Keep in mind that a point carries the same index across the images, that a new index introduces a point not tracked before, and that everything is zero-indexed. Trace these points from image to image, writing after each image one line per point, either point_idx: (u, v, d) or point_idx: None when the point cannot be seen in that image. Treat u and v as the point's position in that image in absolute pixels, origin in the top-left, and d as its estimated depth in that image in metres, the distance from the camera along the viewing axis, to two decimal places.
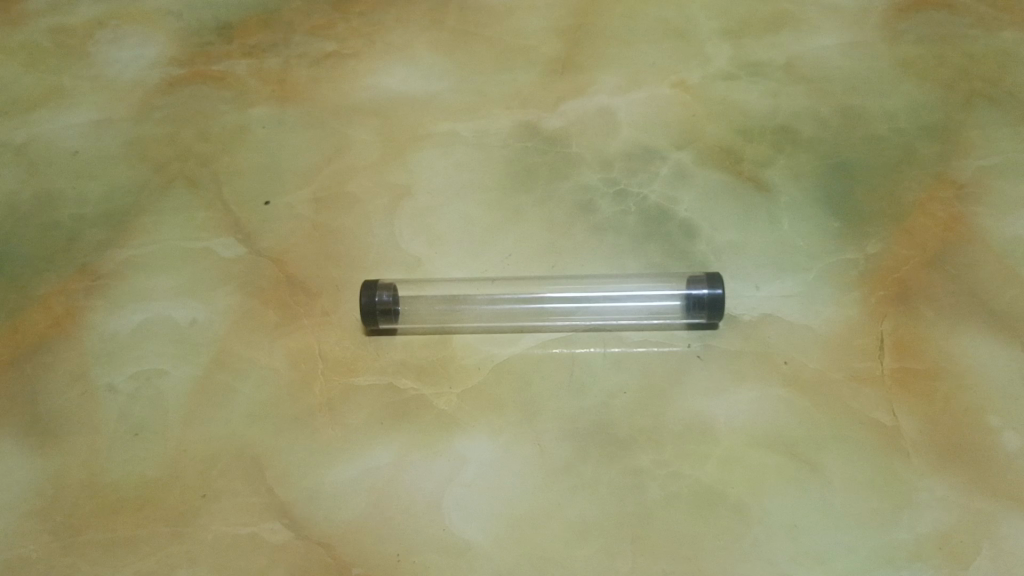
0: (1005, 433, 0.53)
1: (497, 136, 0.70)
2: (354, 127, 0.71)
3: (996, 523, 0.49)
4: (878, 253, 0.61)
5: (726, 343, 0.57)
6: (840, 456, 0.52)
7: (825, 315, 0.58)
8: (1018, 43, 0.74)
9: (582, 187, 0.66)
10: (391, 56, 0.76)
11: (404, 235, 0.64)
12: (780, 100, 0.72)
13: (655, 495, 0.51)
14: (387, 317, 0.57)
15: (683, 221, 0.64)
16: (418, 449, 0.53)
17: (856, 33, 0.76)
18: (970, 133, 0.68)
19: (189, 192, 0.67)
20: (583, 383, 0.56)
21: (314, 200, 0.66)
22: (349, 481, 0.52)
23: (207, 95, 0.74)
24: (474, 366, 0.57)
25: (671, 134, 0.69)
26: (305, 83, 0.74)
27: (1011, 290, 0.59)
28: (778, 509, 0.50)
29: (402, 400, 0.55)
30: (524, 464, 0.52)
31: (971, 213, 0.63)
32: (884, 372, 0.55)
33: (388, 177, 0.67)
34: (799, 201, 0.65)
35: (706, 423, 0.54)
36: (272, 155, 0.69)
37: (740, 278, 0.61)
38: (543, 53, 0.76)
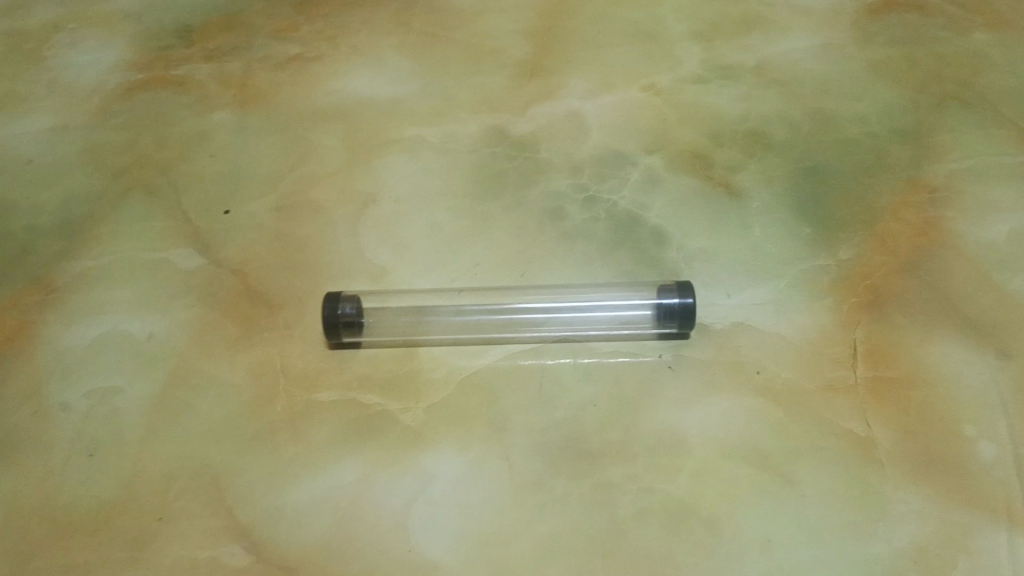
0: (979, 442, 0.52)
1: (466, 141, 0.68)
2: (318, 133, 0.69)
3: (971, 535, 0.48)
4: (850, 259, 0.60)
5: (698, 353, 0.56)
6: (814, 467, 0.51)
7: (797, 323, 0.57)
8: (989, 45, 0.74)
9: (552, 194, 0.65)
10: (357, 59, 0.74)
11: (369, 245, 0.62)
12: (751, 103, 0.71)
13: (626, 510, 0.50)
14: (350, 330, 0.56)
15: (654, 227, 0.63)
16: (383, 466, 0.52)
17: (827, 36, 0.75)
18: (942, 136, 0.68)
19: (148, 201, 0.65)
20: (553, 396, 0.54)
21: (277, 208, 0.64)
22: (313, 501, 0.50)
23: (167, 100, 0.72)
24: (441, 379, 0.55)
25: (642, 138, 0.68)
26: (268, 87, 0.72)
27: (984, 296, 0.58)
28: (752, 523, 0.49)
29: (367, 416, 0.54)
30: (492, 480, 0.51)
31: (944, 218, 0.62)
32: (857, 381, 0.54)
33: (353, 184, 0.66)
34: (771, 206, 0.64)
35: (678, 436, 0.52)
36: (233, 162, 0.67)
37: (712, 285, 0.60)
38: (512, 56, 0.74)
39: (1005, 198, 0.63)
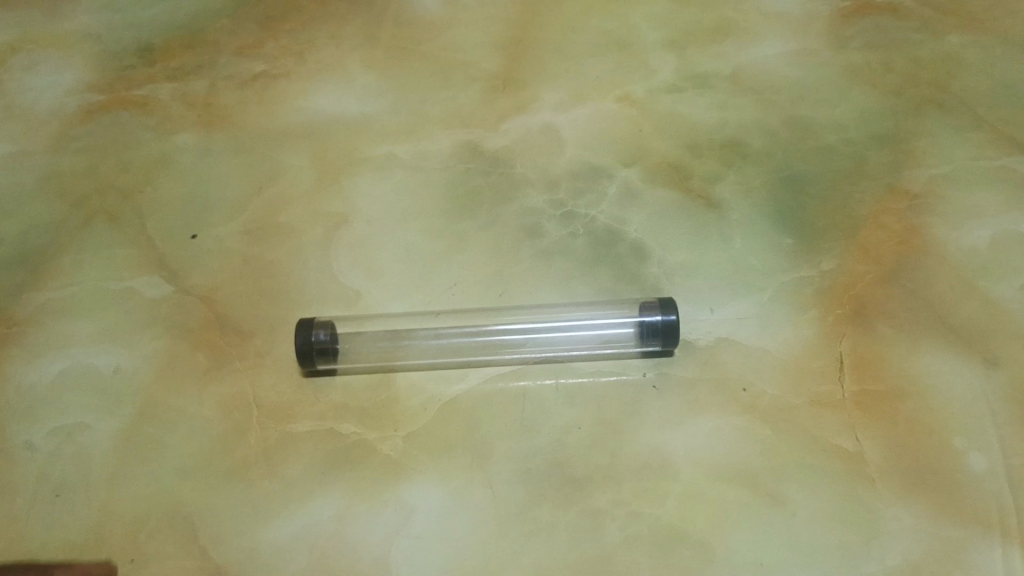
0: (969, 454, 0.51)
1: (439, 157, 0.67)
2: (286, 153, 0.67)
3: (966, 550, 0.47)
4: (833, 269, 0.59)
5: (682, 371, 0.55)
6: (803, 486, 0.50)
7: (782, 337, 0.56)
8: (964, 47, 0.73)
9: (528, 210, 0.63)
10: (325, 75, 0.73)
11: (342, 268, 0.60)
12: (727, 112, 0.70)
13: (614, 537, 0.48)
14: (325, 357, 0.54)
15: (633, 242, 0.61)
16: (362, 500, 0.50)
17: (801, 41, 0.75)
18: (920, 141, 0.67)
19: (112, 229, 0.63)
20: (535, 420, 0.53)
21: (245, 233, 0.62)
22: (290, 538, 0.49)
23: (129, 124, 0.70)
24: (420, 406, 0.54)
25: (618, 151, 0.67)
26: (234, 107, 0.71)
27: (969, 304, 0.57)
28: (743, 546, 0.48)
29: (344, 447, 0.52)
30: (475, 511, 0.49)
31: (925, 225, 0.62)
32: (845, 395, 0.53)
33: (324, 205, 0.64)
34: (751, 217, 0.63)
35: (665, 458, 0.51)
36: (199, 186, 0.65)
37: (694, 300, 0.58)
38: (483, 69, 0.73)
39: (985, 202, 0.63)
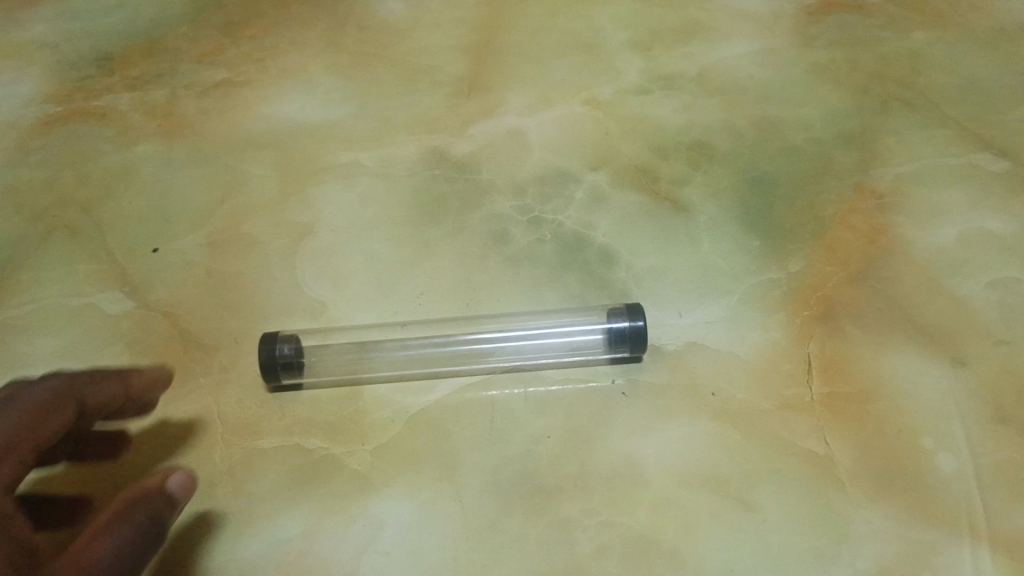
0: (939, 455, 0.51)
1: (404, 164, 0.66)
2: (250, 163, 0.66)
3: (937, 551, 0.47)
4: (801, 270, 0.59)
5: (651, 377, 0.55)
6: (773, 491, 0.50)
7: (750, 341, 0.56)
8: (929, 44, 0.74)
9: (495, 216, 0.63)
10: (288, 82, 0.72)
11: (307, 279, 0.60)
12: (694, 113, 0.69)
13: (585, 547, 0.48)
14: (289, 371, 0.54)
15: (600, 247, 0.61)
16: (329, 516, 0.49)
17: (766, 41, 0.75)
18: (886, 139, 0.67)
19: (71, 243, 0.62)
20: (504, 431, 0.52)
21: (208, 245, 0.62)
22: (255, 557, 0.48)
23: (89, 135, 0.69)
24: (387, 419, 0.53)
25: (585, 155, 0.67)
26: (196, 116, 0.70)
27: (937, 303, 0.57)
28: (715, 552, 0.47)
29: (311, 462, 0.51)
30: (444, 524, 0.49)
31: (892, 224, 0.61)
32: (814, 398, 0.53)
33: (288, 216, 0.63)
34: (719, 219, 0.63)
35: (634, 466, 0.51)
36: (161, 199, 0.65)
37: (663, 305, 0.58)
38: (448, 73, 0.72)
39: (951, 200, 0.63)
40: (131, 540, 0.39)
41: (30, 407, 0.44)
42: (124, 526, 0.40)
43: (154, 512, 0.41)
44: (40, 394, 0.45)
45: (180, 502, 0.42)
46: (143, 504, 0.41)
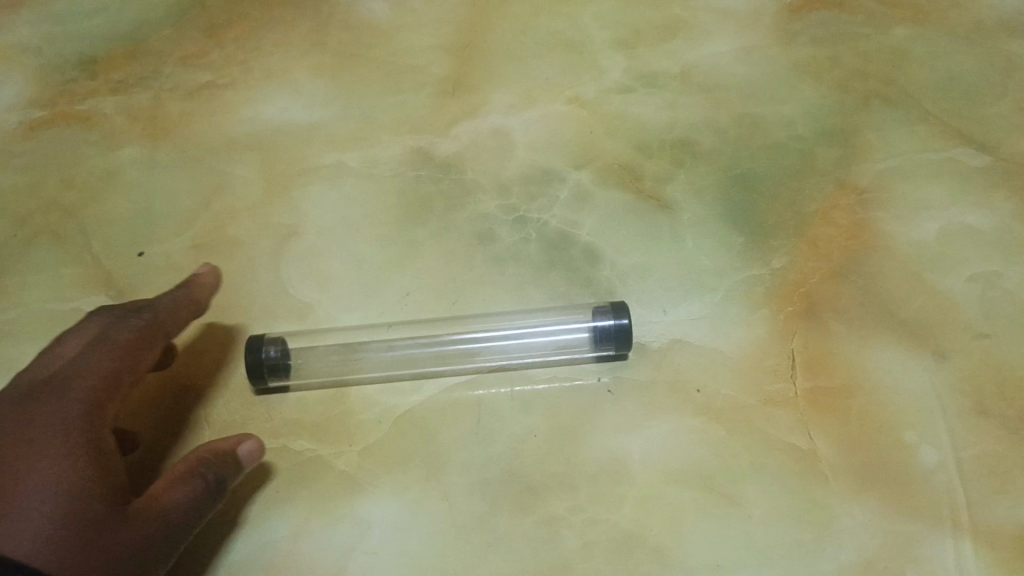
0: (921, 448, 0.51)
1: (389, 165, 0.66)
2: (234, 165, 0.66)
3: (918, 545, 0.48)
4: (784, 266, 0.60)
5: (636, 374, 0.55)
6: (757, 486, 0.50)
7: (734, 337, 0.56)
8: (910, 39, 0.74)
9: (480, 216, 0.63)
10: (272, 84, 0.72)
11: (293, 281, 0.60)
12: (677, 111, 0.70)
13: (571, 545, 0.48)
14: (276, 374, 0.54)
15: (585, 246, 0.61)
16: (317, 516, 0.50)
17: (749, 37, 0.75)
18: (868, 135, 0.67)
19: (57, 248, 0.62)
20: (491, 430, 0.53)
21: (193, 248, 0.62)
22: (245, 557, 0.48)
23: (72, 138, 0.69)
24: (374, 420, 0.53)
25: (570, 154, 0.67)
26: (179, 119, 0.70)
27: (919, 297, 0.58)
28: (699, 548, 0.48)
29: (299, 464, 0.52)
30: (431, 523, 0.49)
31: (874, 220, 0.62)
32: (797, 393, 0.54)
33: (273, 217, 0.63)
34: (702, 217, 0.63)
35: (620, 463, 0.51)
36: (146, 202, 0.65)
37: (647, 303, 0.58)
38: (432, 73, 0.72)
39: (932, 195, 0.63)
40: (199, 493, 0.46)
41: (125, 344, 0.49)
42: (194, 481, 0.46)
43: (222, 474, 0.47)
44: (133, 331, 0.50)
45: (245, 467, 0.49)
46: (215, 465, 0.47)
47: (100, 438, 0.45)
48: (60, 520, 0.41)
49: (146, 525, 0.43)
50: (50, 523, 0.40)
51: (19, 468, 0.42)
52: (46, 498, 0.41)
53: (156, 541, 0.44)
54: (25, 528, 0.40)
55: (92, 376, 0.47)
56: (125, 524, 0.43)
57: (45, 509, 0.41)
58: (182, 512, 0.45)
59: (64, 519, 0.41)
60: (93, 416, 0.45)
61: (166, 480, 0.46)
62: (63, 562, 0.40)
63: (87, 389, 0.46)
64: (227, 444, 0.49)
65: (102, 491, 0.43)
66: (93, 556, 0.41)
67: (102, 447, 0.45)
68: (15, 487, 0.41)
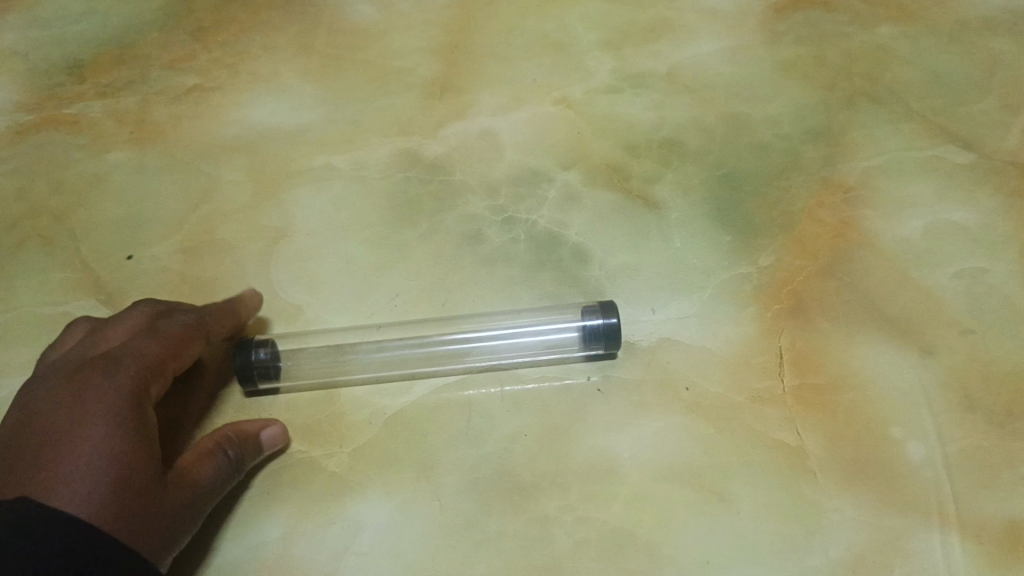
0: (908, 443, 0.52)
1: (378, 167, 0.66)
2: (223, 168, 0.67)
3: (907, 539, 0.48)
4: (771, 264, 0.60)
5: (625, 372, 0.55)
6: (746, 483, 0.50)
7: (722, 335, 0.56)
8: (895, 38, 0.75)
9: (469, 217, 0.63)
10: (260, 87, 0.72)
11: (282, 283, 0.60)
12: (664, 111, 0.70)
13: (562, 543, 0.48)
14: (265, 376, 0.54)
15: (574, 245, 0.62)
16: (308, 518, 0.50)
17: (735, 37, 0.75)
18: (854, 133, 0.68)
19: (45, 252, 0.62)
20: (480, 430, 0.53)
21: (182, 251, 0.62)
22: (236, 560, 0.48)
23: (59, 142, 0.69)
24: (364, 421, 0.54)
25: (557, 155, 0.67)
26: (167, 123, 0.70)
27: (905, 294, 0.58)
28: (689, 544, 0.48)
29: (289, 466, 0.52)
30: (422, 524, 0.49)
31: (859, 218, 0.62)
32: (785, 390, 0.54)
33: (262, 220, 0.63)
34: (690, 216, 0.63)
35: (610, 461, 0.52)
36: (134, 205, 0.65)
37: (636, 302, 0.59)
38: (420, 75, 0.73)
39: (918, 193, 0.64)
40: (224, 469, 0.48)
41: (173, 335, 0.50)
42: (220, 457, 0.48)
43: (243, 453, 0.50)
44: (181, 325, 0.51)
45: (264, 452, 0.51)
46: (238, 444, 0.49)
47: (149, 415, 0.45)
48: (117, 479, 0.41)
49: (180, 496, 0.44)
50: (109, 482, 0.41)
51: (76, 432, 0.42)
52: (104, 457, 0.41)
53: (185, 512, 0.45)
54: (84, 483, 0.40)
55: (144, 356, 0.47)
56: (165, 493, 0.44)
57: (104, 468, 0.41)
58: (208, 485, 0.47)
59: (120, 478, 0.41)
60: (144, 394, 0.46)
61: (194, 453, 0.47)
62: (119, 518, 0.40)
63: (138, 366, 0.46)
64: (251, 427, 0.51)
65: (152, 459, 0.43)
66: (141, 518, 0.41)
67: (151, 423, 0.45)
68: (74, 446, 0.41)
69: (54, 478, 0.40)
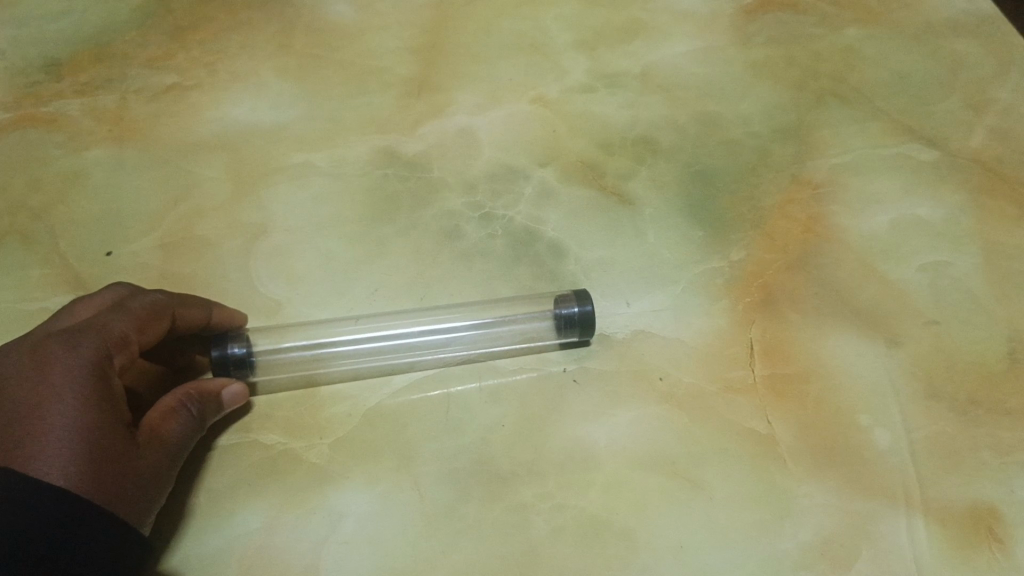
0: (875, 431, 0.53)
1: (355, 164, 0.67)
2: (202, 166, 0.67)
3: (875, 523, 0.50)
4: (741, 259, 0.61)
5: (600, 364, 0.56)
6: (718, 470, 0.52)
7: (695, 327, 0.58)
8: (861, 39, 0.77)
9: (446, 213, 0.64)
10: (238, 85, 0.73)
11: (262, 279, 0.61)
12: (637, 110, 0.71)
13: (541, 530, 0.49)
14: (240, 369, 0.55)
15: (550, 241, 0.63)
16: (290, 508, 0.51)
17: (706, 38, 0.77)
18: (822, 132, 0.70)
19: (23, 248, 0.62)
20: (460, 421, 0.54)
21: (161, 247, 0.62)
22: (218, 550, 0.49)
23: (37, 140, 0.69)
24: (345, 414, 0.54)
25: (534, 152, 0.68)
26: (146, 121, 0.70)
27: (872, 286, 0.60)
28: (664, 530, 0.49)
29: (271, 458, 0.53)
30: (402, 513, 0.50)
31: (828, 213, 0.64)
32: (756, 379, 0.55)
33: (241, 216, 0.64)
34: (662, 211, 0.65)
35: (586, 450, 0.53)
36: (113, 202, 0.65)
37: (611, 296, 0.60)
38: (397, 75, 0.74)
39: (884, 189, 0.66)
40: (187, 424, 0.49)
41: (140, 311, 0.49)
42: (183, 414, 0.49)
43: (204, 409, 0.50)
44: (148, 302, 0.50)
45: (225, 408, 0.52)
46: (199, 399, 0.50)
47: (112, 387, 0.45)
48: (88, 448, 0.42)
49: (149, 458, 0.45)
50: (80, 453, 0.41)
51: (41, 407, 0.42)
52: (73, 428, 0.42)
53: (158, 472, 0.46)
54: (56, 455, 0.41)
55: (108, 331, 0.46)
56: (136, 454, 0.44)
57: (74, 440, 0.42)
58: (173, 443, 0.47)
59: (90, 448, 0.42)
60: (107, 365, 0.45)
61: (158, 412, 0.48)
62: (93, 486, 0.41)
63: (100, 339, 0.46)
64: (211, 385, 0.51)
65: (119, 429, 0.44)
66: (114, 484, 0.42)
67: (115, 396, 0.45)
68: (42, 422, 0.42)
69: (25, 452, 0.41)
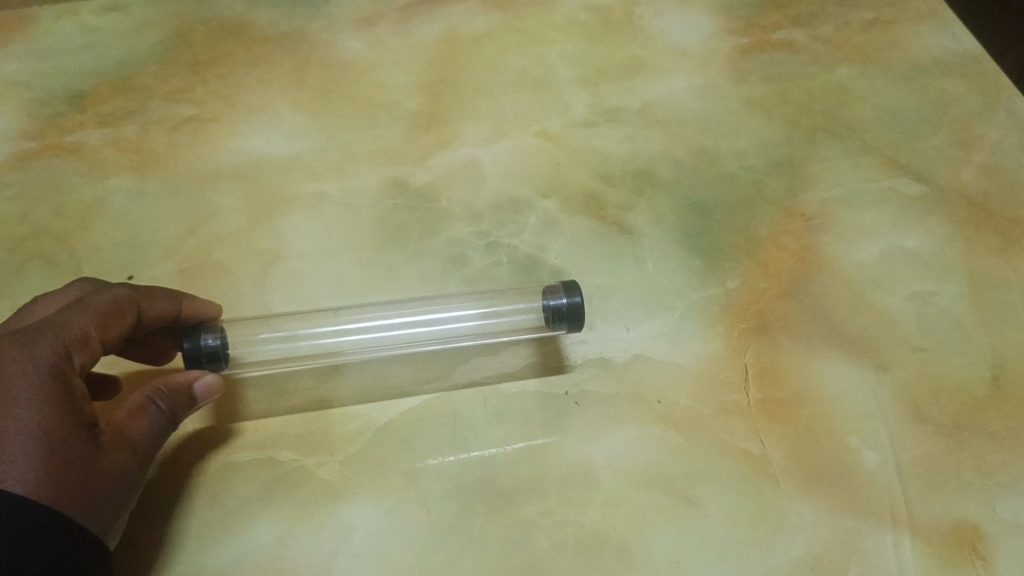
0: (863, 452, 0.55)
1: (367, 194, 0.70)
2: (218, 195, 0.70)
3: (862, 539, 0.52)
4: (737, 287, 0.64)
5: (600, 386, 0.59)
6: (712, 488, 0.54)
7: (692, 352, 0.60)
8: (853, 78, 0.80)
9: (454, 241, 0.67)
10: (254, 118, 0.76)
11: (276, 303, 0.64)
12: (637, 144, 0.74)
13: (542, 544, 0.52)
14: (213, 361, 0.56)
15: (553, 268, 0.65)
16: (302, 523, 0.53)
17: (704, 75, 0.80)
18: (814, 166, 0.73)
19: (47, 272, 0.65)
20: (465, 438, 0.56)
21: (179, 272, 0.65)
22: (233, 562, 0.51)
23: (61, 169, 0.72)
24: (356, 432, 0.57)
25: (537, 183, 0.71)
26: (165, 151, 0.73)
27: (861, 314, 0.62)
28: (661, 545, 0.52)
29: (283, 474, 0.55)
30: (410, 527, 0.52)
31: (820, 244, 0.67)
32: (750, 403, 0.58)
33: (257, 243, 0.67)
34: (660, 240, 0.67)
35: (587, 469, 0.55)
36: (133, 228, 0.68)
37: (612, 321, 0.62)
38: (407, 109, 0.77)
39: (873, 221, 0.68)
40: (157, 421, 0.50)
41: (103, 307, 0.50)
42: (151, 410, 0.50)
43: (175, 405, 0.52)
44: (111, 298, 0.51)
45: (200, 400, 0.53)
46: (169, 394, 0.51)
47: (71, 386, 0.46)
48: (46, 452, 0.44)
49: (117, 458, 0.47)
50: (40, 455, 0.43)
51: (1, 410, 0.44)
52: (31, 433, 0.43)
53: (127, 468, 0.48)
54: (15, 458, 0.43)
55: (67, 329, 0.48)
56: (100, 454, 0.46)
57: (32, 443, 0.43)
58: (141, 439, 0.49)
59: (49, 451, 0.44)
60: (65, 365, 0.47)
61: (126, 410, 0.50)
62: (52, 490, 0.43)
63: (59, 338, 0.47)
64: (182, 378, 0.53)
65: (79, 430, 0.46)
66: (75, 486, 0.44)
67: (74, 395, 0.46)
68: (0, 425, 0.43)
69: None
